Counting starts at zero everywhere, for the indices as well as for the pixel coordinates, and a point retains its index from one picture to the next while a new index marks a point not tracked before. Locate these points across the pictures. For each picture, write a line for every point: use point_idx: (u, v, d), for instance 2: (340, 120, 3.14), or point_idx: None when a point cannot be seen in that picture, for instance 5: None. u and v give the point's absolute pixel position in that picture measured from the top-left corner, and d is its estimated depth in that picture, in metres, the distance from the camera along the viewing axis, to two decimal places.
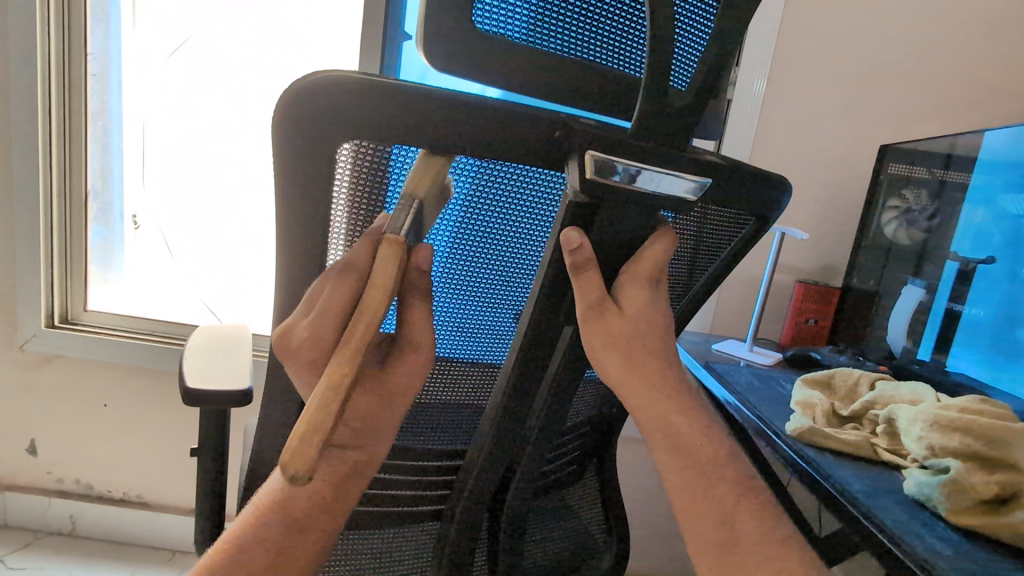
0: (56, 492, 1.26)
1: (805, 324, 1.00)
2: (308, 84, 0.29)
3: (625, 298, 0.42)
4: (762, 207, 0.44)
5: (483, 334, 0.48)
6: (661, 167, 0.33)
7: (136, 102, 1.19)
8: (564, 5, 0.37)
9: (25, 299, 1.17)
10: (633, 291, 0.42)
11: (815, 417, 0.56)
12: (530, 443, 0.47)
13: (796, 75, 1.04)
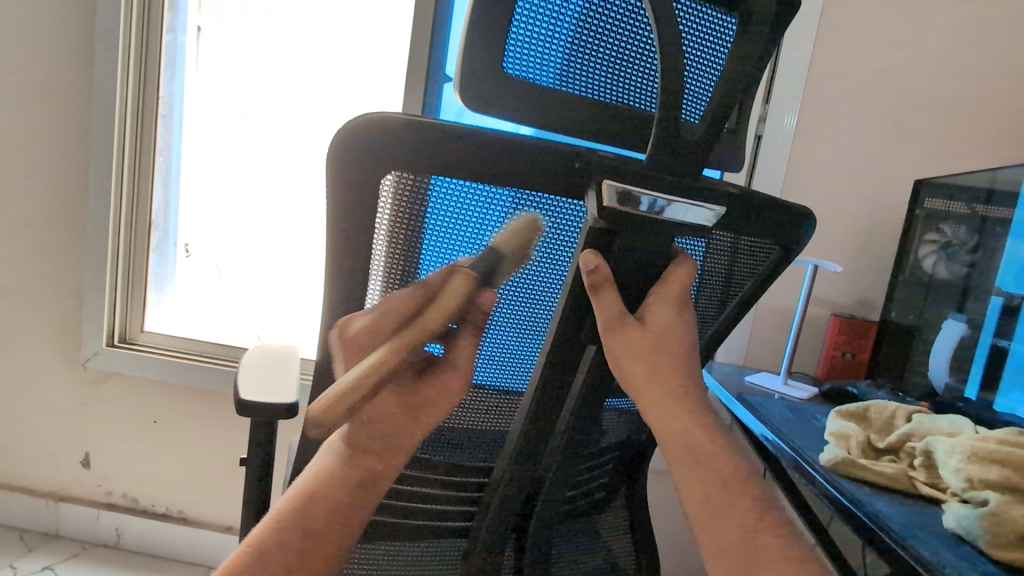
0: (104, 505, 1.32)
1: (841, 358, 1.00)
2: (354, 127, 0.34)
3: (649, 311, 0.43)
4: (789, 237, 0.46)
5: (509, 357, 0.51)
6: (686, 200, 0.35)
7: (199, 140, 1.29)
8: (585, 50, 0.39)
9: (89, 320, 1.26)
10: (659, 307, 0.44)
11: (851, 449, 0.55)
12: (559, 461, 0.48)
13: (826, 111, 1.06)
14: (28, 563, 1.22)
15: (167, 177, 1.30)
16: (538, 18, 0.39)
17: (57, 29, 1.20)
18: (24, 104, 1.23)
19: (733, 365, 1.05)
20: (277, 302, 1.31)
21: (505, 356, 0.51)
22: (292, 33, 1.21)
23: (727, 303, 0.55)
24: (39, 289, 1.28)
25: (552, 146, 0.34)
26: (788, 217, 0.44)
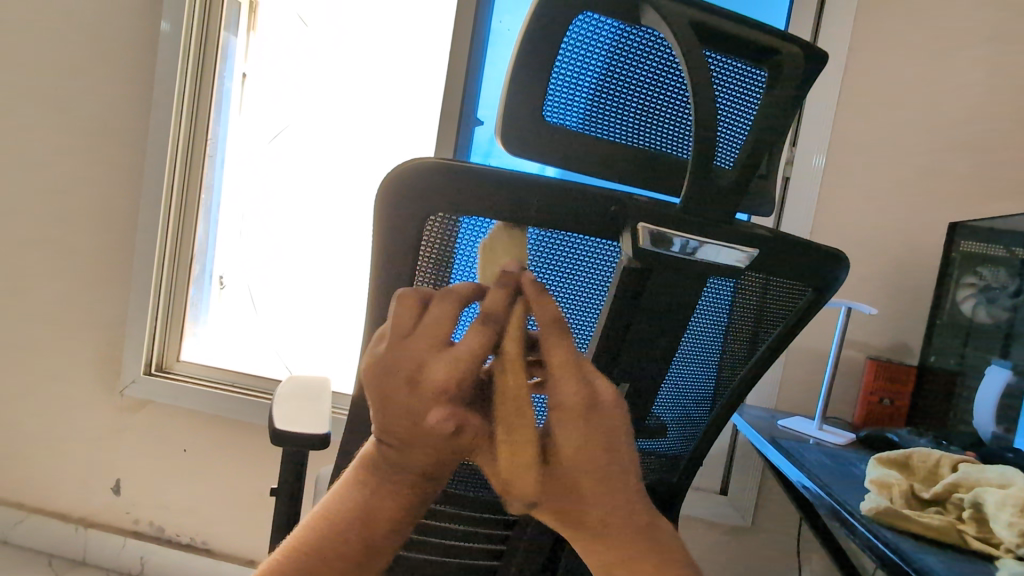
0: (131, 533, 1.34)
1: (878, 403, 0.96)
2: (401, 172, 0.36)
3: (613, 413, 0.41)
4: (822, 281, 0.46)
5: None
6: (720, 241, 0.37)
7: (243, 179, 1.36)
8: (623, 100, 0.42)
9: (130, 348, 1.31)
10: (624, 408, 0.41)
11: (893, 498, 0.53)
12: None
13: (853, 154, 1.07)
14: None
15: (210, 213, 1.37)
16: (577, 68, 0.41)
17: (120, 78, 1.30)
18: (87, 145, 1.32)
19: (765, 408, 1.03)
20: (306, 335, 1.33)
21: None
22: (335, 80, 1.28)
23: (757, 345, 0.55)
24: (85, 318, 1.34)
25: (589, 191, 0.36)
26: (820, 260, 0.44)
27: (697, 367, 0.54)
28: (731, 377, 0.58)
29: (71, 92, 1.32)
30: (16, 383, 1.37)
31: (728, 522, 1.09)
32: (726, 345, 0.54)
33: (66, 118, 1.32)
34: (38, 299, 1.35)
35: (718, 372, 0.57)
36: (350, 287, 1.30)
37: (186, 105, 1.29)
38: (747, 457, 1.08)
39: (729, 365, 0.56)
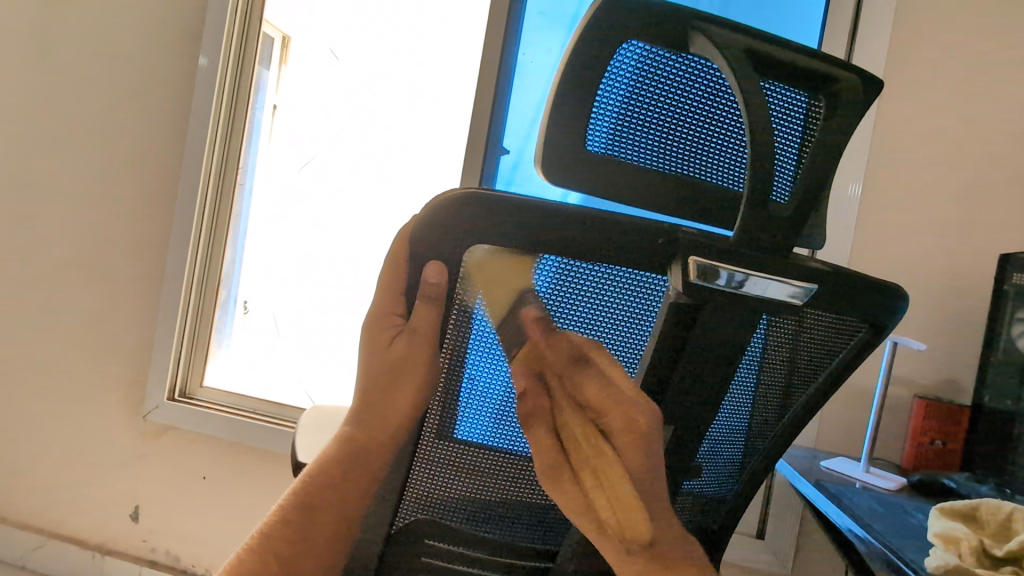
0: (146, 561, 1.32)
1: (930, 446, 0.93)
2: (438, 204, 0.35)
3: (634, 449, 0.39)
4: (873, 318, 0.43)
5: None
6: (768, 274, 0.34)
7: (272, 207, 1.39)
8: (671, 130, 0.41)
9: (155, 373, 1.32)
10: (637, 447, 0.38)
11: (962, 554, 0.49)
12: None
13: (891, 184, 1.04)
14: None
15: (238, 240, 1.39)
16: (623, 96, 0.40)
17: (158, 109, 1.34)
18: (123, 174, 1.36)
19: (805, 448, 0.98)
20: (329, 362, 1.32)
21: None
22: (365, 110, 1.30)
23: (792, 383, 0.52)
24: (113, 343, 1.36)
25: (636, 223, 0.35)
26: (869, 297, 0.41)
27: (730, 410, 0.51)
28: (776, 418, 0.55)
29: (111, 123, 1.36)
30: (43, 406, 1.39)
31: (766, 569, 1.03)
32: (761, 387, 0.51)
33: (105, 147, 1.37)
34: (69, 323, 1.38)
35: (751, 413, 0.53)
36: None
37: (220, 135, 1.32)
38: (785, 499, 1.03)
39: (765, 406, 0.53)
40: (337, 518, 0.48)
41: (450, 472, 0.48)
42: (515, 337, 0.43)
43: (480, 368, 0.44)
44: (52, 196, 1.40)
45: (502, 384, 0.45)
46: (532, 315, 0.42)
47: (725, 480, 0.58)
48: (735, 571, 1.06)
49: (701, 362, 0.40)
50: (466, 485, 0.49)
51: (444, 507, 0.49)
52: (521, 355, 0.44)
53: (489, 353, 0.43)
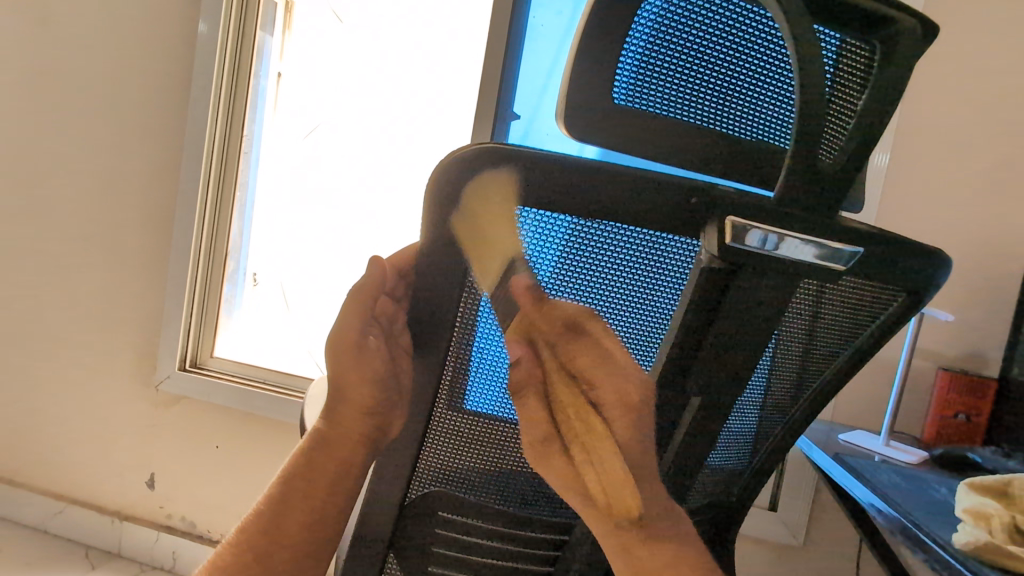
0: (164, 527, 1.35)
1: (953, 419, 0.90)
2: (454, 161, 0.32)
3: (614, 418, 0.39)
4: (910, 288, 0.41)
5: None
6: (805, 236, 0.32)
7: (276, 176, 1.36)
8: (708, 82, 0.38)
9: (167, 344, 1.32)
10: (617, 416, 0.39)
11: (993, 531, 0.47)
12: None
13: (921, 149, 0.99)
14: None
15: (244, 210, 1.36)
16: (661, 45, 0.37)
17: (159, 75, 1.31)
18: (126, 142, 1.33)
19: (822, 422, 0.96)
20: None
21: None
22: (370, 74, 1.26)
23: (812, 358, 0.50)
24: (122, 314, 1.36)
25: (669, 180, 0.33)
26: (906, 266, 0.38)
27: (746, 387, 0.49)
28: (795, 392, 0.53)
29: (113, 89, 1.33)
30: (58, 377, 1.40)
31: (778, 540, 1.03)
32: (779, 362, 0.49)
33: (107, 115, 1.34)
34: (78, 293, 1.38)
35: (769, 389, 0.51)
36: None
37: (223, 102, 1.29)
38: (799, 473, 1.02)
39: (782, 381, 0.51)
40: (313, 505, 0.53)
41: (462, 445, 0.47)
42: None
43: (492, 341, 0.42)
44: (56, 165, 1.38)
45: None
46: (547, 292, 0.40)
47: (741, 455, 0.57)
48: (746, 542, 1.06)
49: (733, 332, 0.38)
50: (478, 458, 0.48)
51: (456, 480, 0.49)
52: None
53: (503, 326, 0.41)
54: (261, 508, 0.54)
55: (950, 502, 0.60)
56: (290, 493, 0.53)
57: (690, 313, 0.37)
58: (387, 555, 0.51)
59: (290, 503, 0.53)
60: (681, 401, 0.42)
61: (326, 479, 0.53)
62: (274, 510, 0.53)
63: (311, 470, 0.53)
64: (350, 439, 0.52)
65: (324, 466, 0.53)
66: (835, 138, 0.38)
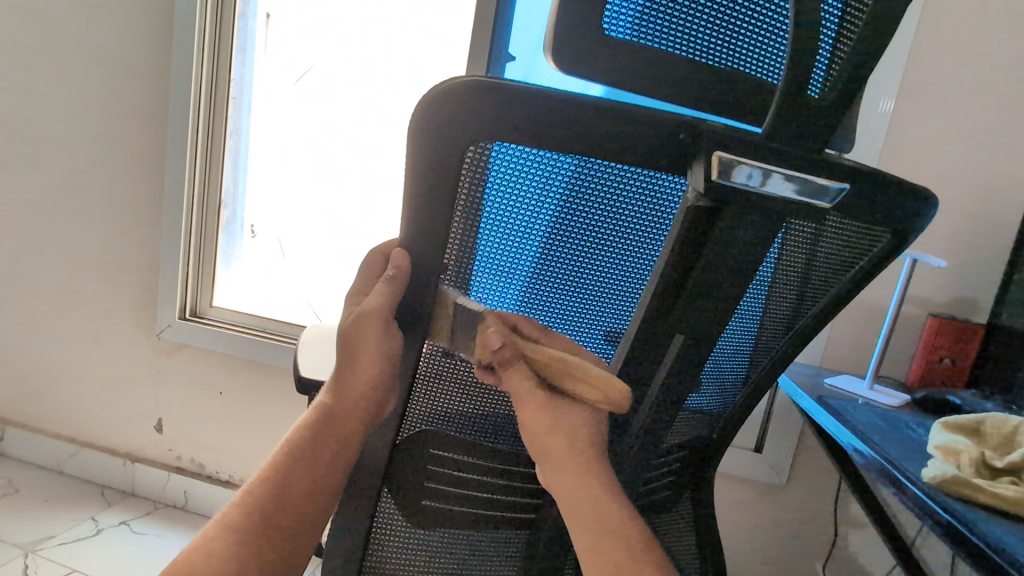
0: (174, 468, 1.40)
1: (938, 364, 0.92)
2: (438, 92, 0.32)
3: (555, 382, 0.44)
4: (902, 226, 0.40)
5: None
6: (792, 170, 0.32)
7: (264, 123, 1.33)
8: (703, 13, 0.36)
9: (165, 294, 1.33)
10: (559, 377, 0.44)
11: (961, 466, 0.50)
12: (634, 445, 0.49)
13: (929, 91, 0.96)
14: (107, 517, 1.31)
15: (237, 159, 1.34)
16: None
17: (140, 15, 1.26)
18: (111, 87, 1.30)
19: (810, 366, 0.98)
20: (335, 284, 1.31)
21: None
22: (361, 13, 1.20)
23: (803, 296, 0.50)
24: (120, 264, 1.36)
25: (655, 116, 0.32)
26: (899, 207, 0.38)
27: (735, 328, 0.50)
28: (781, 332, 0.54)
29: (92, 32, 1.29)
30: (61, 326, 1.42)
31: (762, 479, 1.07)
32: (770, 299, 0.49)
33: (90, 59, 1.30)
34: (75, 243, 1.38)
35: (757, 331, 0.53)
36: (377, 239, 1.26)
37: (208, 47, 1.25)
38: (785, 416, 1.05)
39: (773, 319, 0.52)
40: (303, 487, 0.52)
41: (450, 386, 0.49)
42: (525, 255, 0.41)
43: (488, 288, 0.43)
44: (42, 112, 1.35)
45: (512, 304, 0.45)
46: (541, 238, 0.40)
47: (726, 395, 0.59)
48: (731, 481, 1.10)
49: (715, 282, 0.38)
50: (469, 394, 0.50)
51: (446, 417, 0.51)
52: (529, 272, 0.42)
53: (498, 270, 0.42)
54: (250, 497, 0.53)
55: (924, 440, 0.63)
56: (285, 480, 0.52)
57: (673, 260, 0.37)
58: (382, 490, 0.52)
59: (286, 489, 0.52)
60: (663, 343, 0.42)
61: (323, 461, 0.53)
62: (266, 500, 0.52)
63: (308, 455, 0.53)
64: (353, 417, 0.52)
65: (323, 448, 0.53)
66: (856, 22, 0.36)
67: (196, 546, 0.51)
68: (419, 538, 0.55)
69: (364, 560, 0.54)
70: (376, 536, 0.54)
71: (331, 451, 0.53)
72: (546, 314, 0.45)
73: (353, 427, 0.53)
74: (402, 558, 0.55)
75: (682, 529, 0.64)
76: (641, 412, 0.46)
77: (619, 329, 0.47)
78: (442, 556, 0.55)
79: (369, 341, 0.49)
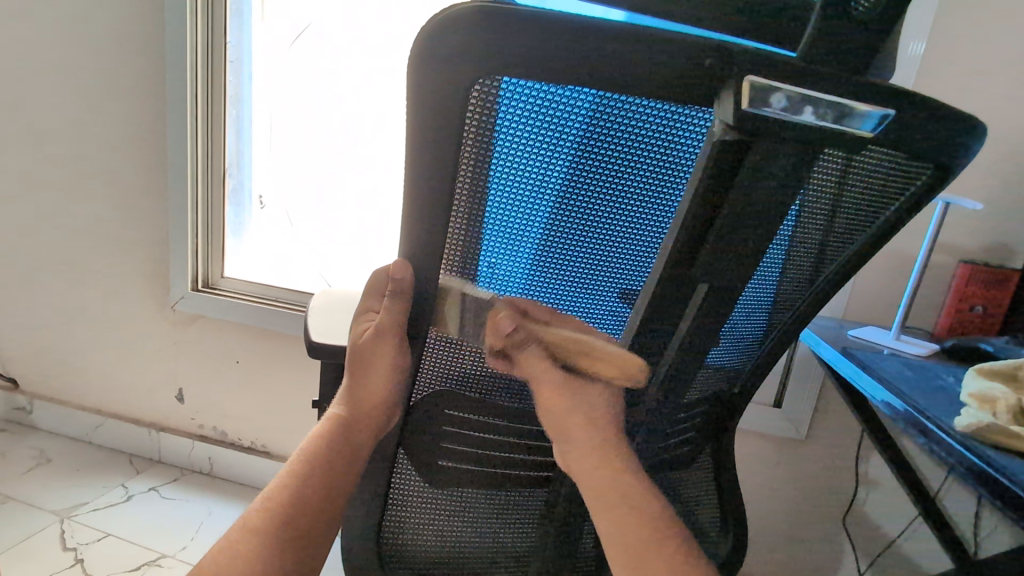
0: (197, 436, 1.44)
1: (968, 312, 0.88)
2: (438, 21, 0.29)
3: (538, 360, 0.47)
4: (944, 161, 0.37)
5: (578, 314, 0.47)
6: (835, 95, 0.29)
7: (264, 89, 1.29)
8: None
9: (176, 266, 1.33)
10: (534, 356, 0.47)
11: (998, 414, 0.48)
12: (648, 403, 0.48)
13: (967, 23, 0.89)
14: (136, 483, 1.35)
15: (239, 127, 1.31)
16: None
17: None
18: (107, 57, 1.27)
19: (832, 319, 0.96)
20: (344, 249, 1.30)
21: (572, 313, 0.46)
22: None
23: (829, 244, 0.47)
24: (130, 238, 1.36)
25: (679, 39, 0.29)
26: (943, 139, 0.34)
27: (754, 280, 0.48)
28: (806, 284, 0.51)
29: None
30: (77, 300, 1.44)
31: (782, 434, 1.06)
32: (793, 246, 0.46)
33: (84, 28, 1.26)
34: (83, 216, 1.37)
35: (779, 282, 0.50)
36: (384, 203, 1.24)
37: (201, 8, 1.21)
38: (805, 370, 1.03)
39: (796, 270, 0.49)
40: (317, 491, 0.51)
41: (466, 349, 0.48)
42: (538, 207, 0.39)
43: (499, 247, 0.41)
44: (40, 84, 1.33)
45: (524, 264, 0.43)
46: (553, 188, 0.38)
47: (745, 352, 0.57)
48: (749, 437, 1.09)
49: (740, 227, 0.35)
50: (483, 359, 0.49)
51: (459, 378, 0.50)
52: (541, 229, 0.40)
53: (510, 224, 0.40)
54: (258, 515, 0.50)
55: (956, 390, 0.60)
56: (298, 490, 0.51)
57: (695, 203, 0.35)
58: (397, 451, 0.53)
59: (300, 497, 0.51)
60: (685, 293, 0.39)
61: (338, 467, 0.52)
62: (280, 512, 0.50)
63: (321, 462, 0.52)
64: (367, 418, 0.54)
65: (338, 453, 0.53)
66: None
67: (240, 551, 0.48)
68: (437, 498, 0.55)
69: (382, 519, 0.55)
70: (395, 494, 0.55)
71: (346, 454, 0.53)
72: (560, 275, 0.43)
73: (365, 430, 0.54)
74: (420, 520, 0.55)
75: (702, 484, 0.63)
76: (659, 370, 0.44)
77: (635, 288, 0.45)
78: (462, 517, 0.55)
79: (385, 344, 0.52)
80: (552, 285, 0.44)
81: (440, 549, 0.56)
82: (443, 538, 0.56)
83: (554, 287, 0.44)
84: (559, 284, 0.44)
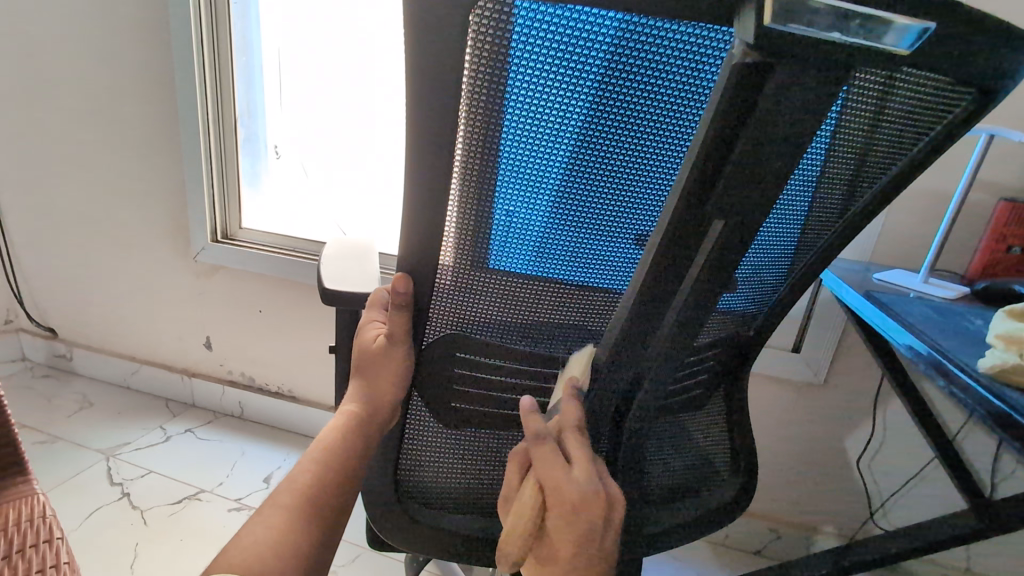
0: (227, 382, 1.50)
1: (1004, 253, 0.84)
2: None
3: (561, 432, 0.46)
4: (987, 84, 0.33)
5: (589, 260, 0.46)
6: (874, 12, 0.26)
7: (272, 30, 1.24)
8: None
9: (195, 216, 1.34)
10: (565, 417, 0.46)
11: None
12: (658, 362, 0.46)
13: None
14: (173, 426, 1.43)
15: (249, 74, 1.28)
16: None
17: None
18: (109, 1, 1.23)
19: (858, 261, 0.92)
20: (358, 197, 1.30)
21: (584, 259, 0.46)
22: None
23: (861, 178, 0.45)
24: (149, 191, 1.37)
25: None
26: (989, 59, 0.31)
27: (775, 217, 0.46)
28: (831, 222, 0.49)
29: None
30: (104, 252, 1.47)
31: (798, 378, 1.06)
32: (821, 180, 0.44)
33: None
34: (102, 168, 1.38)
35: (806, 218, 0.48)
36: (396, 149, 1.21)
37: None
38: (828, 313, 1.01)
39: (824, 205, 0.47)
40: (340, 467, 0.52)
41: (480, 297, 0.48)
42: (548, 147, 0.38)
43: (509, 189, 0.40)
44: (47, 32, 1.30)
45: (535, 206, 0.41)
46: (563, 124, 0.37)
47: (761, 295, 0.56)
48: (766, 381, 1.09)
49: (749, 167, 0.33)
50: (500, 306, 0.49)
51: (470, 324, 0.51)
52: (553, 170, 0.39)
53: (519, 164, 0.39)
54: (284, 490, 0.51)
55: (982, 332, 0.59)
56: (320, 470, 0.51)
57: (711, 133, 0.32)
58: (412, 396, 0.55)
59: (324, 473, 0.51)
60: (698, 235, 0.37)
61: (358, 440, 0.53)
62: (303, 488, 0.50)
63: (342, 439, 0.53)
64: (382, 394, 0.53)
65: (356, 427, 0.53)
66: None
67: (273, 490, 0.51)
68: (447, 444, 0.57)
69: (397, 463, 0.57)
70: (409, 442, 0.57)
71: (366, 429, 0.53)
72: (573, 219, 0.42)
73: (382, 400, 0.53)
74: (434, 468, 0.58)
75: (712, 427, 0.64)
76: (662, 330, 0.43)
77: (647, 230, 0.43)
78: (473, 459, 0.58)
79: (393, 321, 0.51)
80: (564, 230, 0.43)
81: (455, 491, 0.58)
82: (457, 481, 0.58)
83: (566, 232, 0.43)
84: (572, 230, 0.43)
